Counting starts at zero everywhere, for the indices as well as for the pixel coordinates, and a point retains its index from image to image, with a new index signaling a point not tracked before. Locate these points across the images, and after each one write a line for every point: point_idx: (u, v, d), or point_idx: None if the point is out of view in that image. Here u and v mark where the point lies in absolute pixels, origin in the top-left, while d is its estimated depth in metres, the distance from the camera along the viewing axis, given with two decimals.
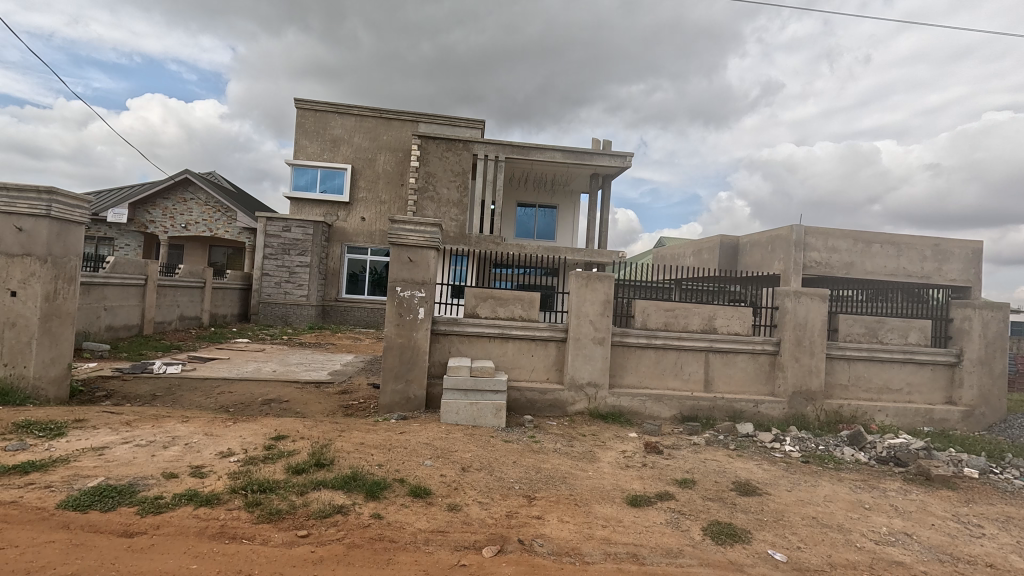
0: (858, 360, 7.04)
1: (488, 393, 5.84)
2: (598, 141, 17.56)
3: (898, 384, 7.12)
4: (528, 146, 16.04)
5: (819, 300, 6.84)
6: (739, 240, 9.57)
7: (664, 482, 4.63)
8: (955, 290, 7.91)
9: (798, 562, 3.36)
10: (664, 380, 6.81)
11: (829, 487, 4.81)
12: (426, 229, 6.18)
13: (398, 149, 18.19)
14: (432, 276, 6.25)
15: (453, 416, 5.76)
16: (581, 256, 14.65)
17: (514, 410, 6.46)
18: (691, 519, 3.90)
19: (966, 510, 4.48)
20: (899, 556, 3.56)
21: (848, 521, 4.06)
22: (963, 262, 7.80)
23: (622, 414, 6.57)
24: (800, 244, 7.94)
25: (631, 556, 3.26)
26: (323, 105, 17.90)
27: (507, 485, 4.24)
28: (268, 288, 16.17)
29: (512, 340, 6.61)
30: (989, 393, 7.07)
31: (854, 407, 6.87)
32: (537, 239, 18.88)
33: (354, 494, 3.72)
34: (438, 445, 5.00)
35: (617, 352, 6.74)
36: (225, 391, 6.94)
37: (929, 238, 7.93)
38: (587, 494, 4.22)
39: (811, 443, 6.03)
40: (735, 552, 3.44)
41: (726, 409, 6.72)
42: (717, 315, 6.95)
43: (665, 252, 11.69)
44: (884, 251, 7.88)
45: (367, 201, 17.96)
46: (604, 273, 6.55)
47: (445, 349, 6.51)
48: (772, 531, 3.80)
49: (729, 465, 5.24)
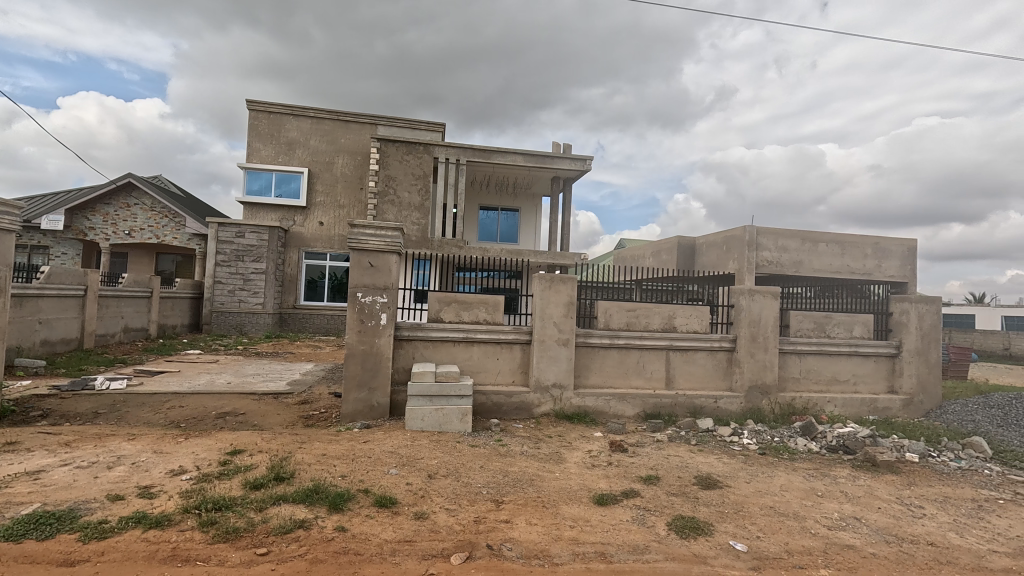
0: (809, 353, 7.38)
1: (454, 398, 5.80)
2: (558, 145, 17.52)
3: (846, 375, 7.50)
4: (489, 150, 16.02)
5: (771, 298, 7.12)
6: (696, 241, 9.77)
7: (630, 480, 4.71)
8: (893, 285, 8.33)
9: (758, 552, 3.48)
10: (628, 379, 6.93)
11: (784, 477, 5.00)
12: (387, 234, 6.09)
13: (357, 152, 17.83)
14: (394, 281, 6.16)
15: (419, 422, 5.68)
16: (545, 258, 14.76)
17: (479, 414, 6.45)
18: (656, 515, 3.97)
19: (908, 493, 4.75)
20: (850, 539, 3.74)
21: (802, 509, 4.24)
22: (900, 259, 8.16)
23: (587, 414, 6.65)
24: (753, 243, 8.08)
25: (599, 555, 3.29)
26: (278, 107, 17.38)
27: (475, 490, 4.20)
28: (220, 296, 15.56)
29: (478, 344, 6.56)
30: (926, 382, 7.55)
31: (805, 399, 7.20)
32: (500, 241, 18.89)
33: (317, 507, 3.61)
34: (404, 452, 4.92)
35: (582, 353, 6.83)
36: (175, 406, 6.61)
37: (871, 236, 8.22)
38: (554, 495, 4.24)
39: (768, 435, 6.27)
40: (699, 545, 3.52)
41: (687, 406, 6.91)
42: (676, 314, 7.12)
43: (625, 253, 11.90)
44: (830, 250, 8.16)
45: (325, 205, 17.50)
46: (567, 275, 6.61)
47: (409, 355, 6.40)
48: (733, 522, 3.92)
49: (691, 460, 5.37)
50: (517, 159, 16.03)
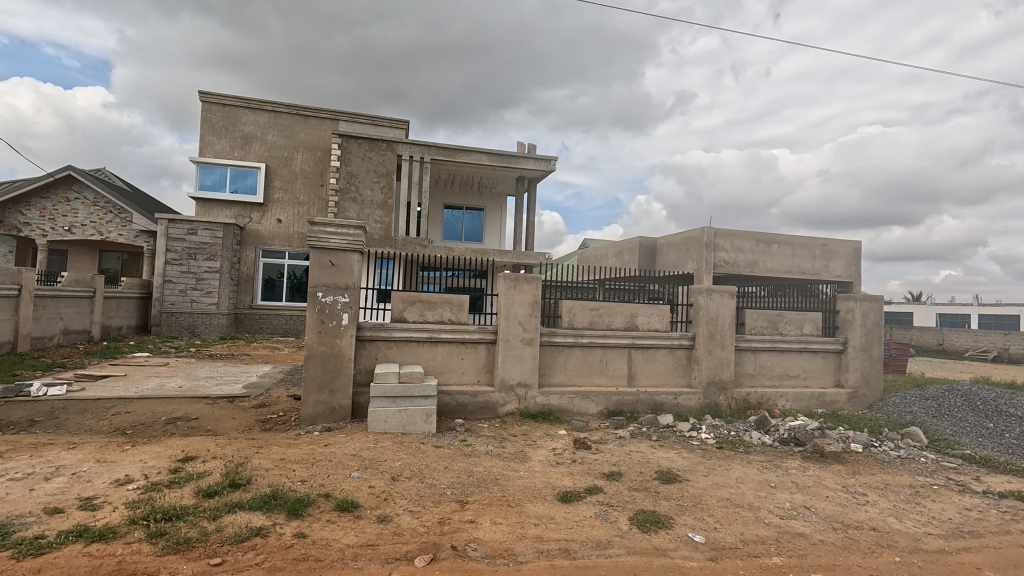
0: (762, 350, 7.68)
1: (418, 398, 5.73)
2: (522, 145, 17.58)
3: (796, 371, 7.84)
4: (453, 148, 15.92)
5: (728, 296, 7.37)
6: (657, 242, 9.98)
7: (593, 476, 4.78)
8: (840, 284, 8.75)
9: (715, 542, 3.60)
10: (591, 377, 7.04)
11: (740, 469, 5.19)
12: (349, 232, 5.96)
13: (317, 148, 17.34)
14: (356, 280, 6.04)
15: (382, 424, 5.59)
16: (510, 258, 14.79)
17: (444, 414, 6.40)
18: (618, 511, 4.04)
19: (853, 481, 5.02)
20: (800, 527, 3.92)
21: (756, 500, 4.41)
22: (846, 260, 8.58)
23: (551, 412, 6.70)
24: (711, 244, 8.28)
25: (563, 551, 3.33)
26: (233, 99, 16.75)
27: (439, 491, 4.17)
28: (171, 296, 14.86)
29: (442, 343, 6.51)
30: (869, 375, 7.99)
31: (759, 394, 7.49)
32: (465, 240, 18.79)
33: (275, 514, 3.50)
34: (366, 455, 4.83)
35: (546, 352, 6.88)
36: (121, 412, 6.27)
37: (819, 238, 8.62)
38: (519, 494, 4.26)
39: (724, 430, 6.49)
40: (660, 538, 3.61)
41: (648, 402, 7.07)
42: (638, 313, 7.27)
43: (589, 253, 12.04)
44: (782, 251, 8.48)
45: (283, 202, 16.95)
46: (532, 274, 6.64)
47: (371, 355, 6.29)
48: (692, 514, 4.04)
49: (652, 456, 5.50)
50: (482, 158, 15.99)
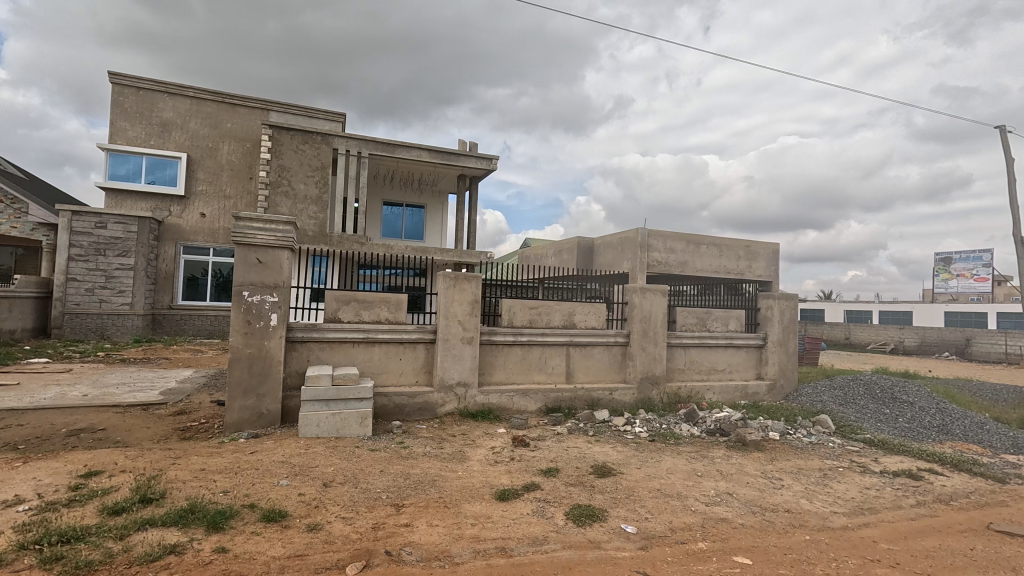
0: (692, 346, 8.08)
1: (353, 401, 5.55)
2: (464, 142, 17.46)
3: (722, 365, 8.31)
4: (392, 144, 15.55)
5: (660, 295, 7.69)
6: (594, 242, 10.20)
7: (531, 474, 4.83)
8: (761, 283, 9.32)
9: (646, 532, 3.74)
10: (530, 375, 7.11)
11: (670, 460, 5.43)
12: (278, 228, 5.67)
13: (245, 139, 16.31)
14: (286, 279, 5.76)
15: (314, 429, 5.37)
16: (451, 256, 14.66)
17: (380, 417, 6.23)
18: (555, 506, 4.11)
19: (771, 467, 5.38)
20: (723, 513, 4.15)
21: (684, 489, 4.63)
22: (767, 260, 9.14)
23: (491, 411, 6.71)
24: (644, 245, 8.57)
25: (499, 550, 3.34)
26: (148, 83, 15.51)
27: (374, 495, 4.06)
28: (76, 295, 13.54)
29: (379, 344, 6.34)
30: (786, 368, 8.61)
31: (689, 388, 7.87)
32: (405, 238, 18.43)
33: (192, 529, 3.26)
34: (296, 462, 4.62)
35: (485, 351, 6.88)
36: (12, 425, 5.63)
37: (743, 240, 9.13)
38: (456, 494, 4.23)
39: (656, 423, 6.76)
40: (594, 531, 3.71)
41: (585, 398, 7.24)
42: (576, 311, 7.42)
43: (529, 253, 12.14)
44: (709, 252, 8.91)
45: (207, 195, 15.86)
46: (471, 273, 6.61)
47: (303, 357, 6.03)
48: (625, 506, 4.18)
49: (588, 450, 5.64)
50: (422, 154, 15.74)
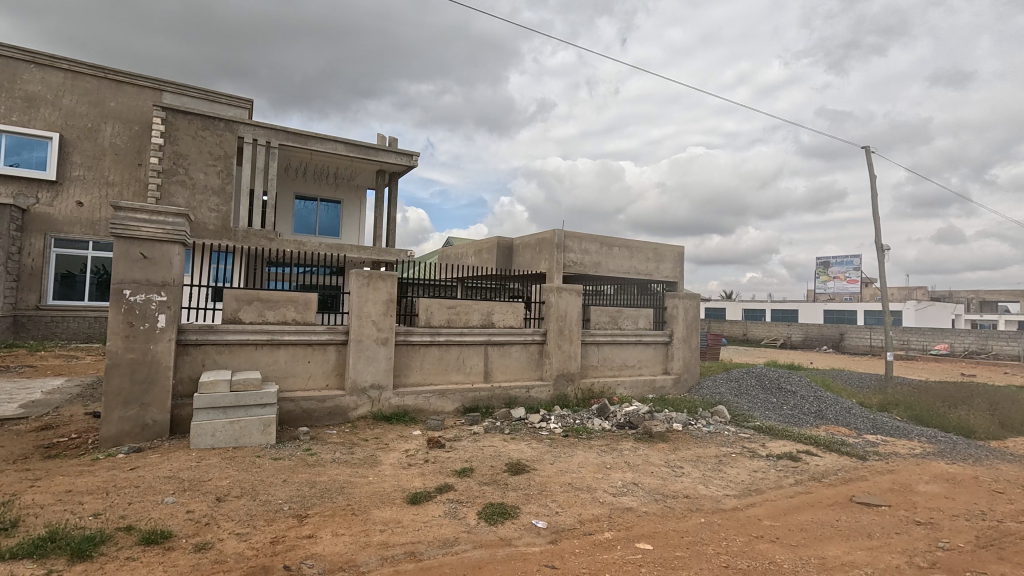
0: (605, 343, 8.42)
1: (254, 408, 5.18)
2: (383, 137, 16.95)
3: (632, 361, 8.74)
4: (305, 135, 14.74)
5: (575, 294, 7.93)
6: (513, 241, 10.28)
7: (444, 475, 4.78)
8: (668, 284, 9.89)
9: (555, 526, 3.83)
10: (448, 375, 7.04)
11: (582, 455, 5.61)
12: (167, 220, 5.16)
13: (133, 120, 14.63)
14: (176, 277, 5.26)
15: (208, 439, 4.94)
16: (368, 254, 14.17)
17: (286, 423, 5.87)
18: (468, 507, 4.09)
19: (673, 456, 5.73)
20: (629, 502, 4.36)
21: (594, 481, 4.80)
22: (673, 262, 9.71)
23: (406, 413, 6.56)
24: (561, 245, 8.78)
25: (408, 555, 3.26)
26: (10, 50, 13.53)
27: (274, 508, 3.81)
28: None
29: (285, 346, 5.98)
30: (689, 363, 9.23)
31: (602, 384, 8.19)
32: (319, 234, 17.55)
33: (51, 559, 2.87)
34: (185, 476, 4.22)
35: (401, 351, 6.71)
36: None
37: (652, 242, 9.62)
38: (365, 501, 4.08)
39: (570, 418, 6.97)
40: (505, 529, 3.73)
41: (502, 397, 7.29)
42: (494, 311, 7.45)
43: (449, 252, 12.02)
44: (622, 253, 9.30)
45: (86, 181, 14.09)
46: (387, 272, 6.42)
47: (197, 362, 5.54)
48: (537, 502, 4.26)
49: (504, 449, 5.69)
50: (338, 148, 15.07)
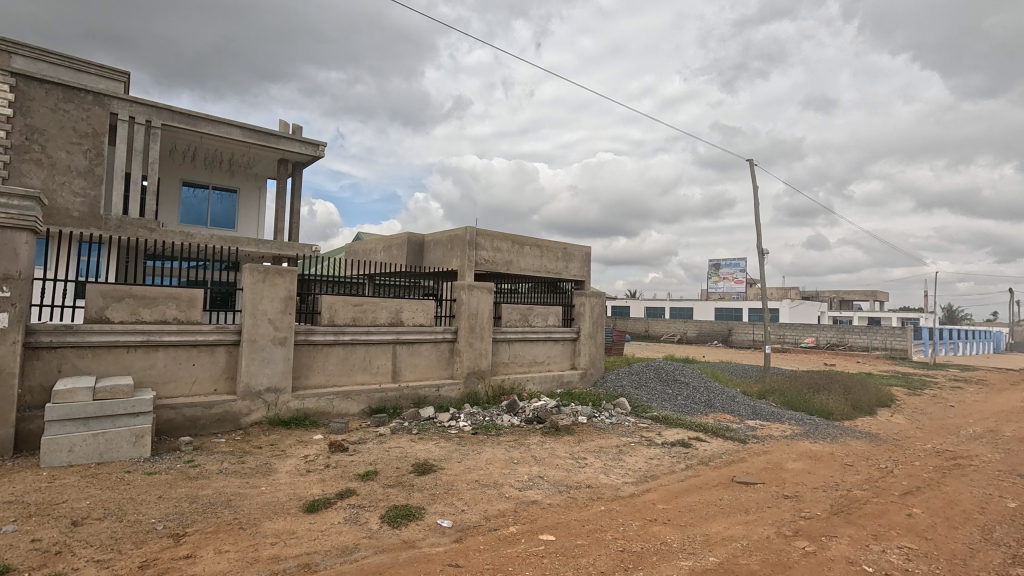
0: (515, 340, 8.54)
1: (124, 418, 4.60)
2: (285, 123, 15.87)
3: (541, 357, 8.96)
4: (194, 116, 13.39)
5: (486, 292, 7.95)
6: (424, 238, 10.09)
7: (346, 480, 4.57)
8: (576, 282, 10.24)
9: (461, 524, 3.81)
10: (353, 376, 6.75)
11: (489, 451, 5.64)
12: (10, 203, 4.41)
13: None
14: (24, 269, 4.53)
15: (64, 456, 4.34)
16: (268, 248, 13.21)
17: (165, 433, 5.30)
18: (370, 511, 3.94)
19: (578, 448, 5.95)
20: (534, 496, 4.45)
21: (500, 477, 4.84)
22: (581, 261, 10.06)
23: (307, 417, 6.19)
24: (473, 243, 8.76)
25: (302, 567, 3.07)
26: None
27: (146, 528, 3.41)
28: None
29: (164, 348, 5.39)
30: (594, 358, 9.64)
31: (512, 380, 8.31)
32: (212, 225, 16.07)
33: None
34: (31, 500, 3.64)
35: (301, 352, 6.32)
36: None
37: (561, 242, 9.89)
38: (256, 513, 3.78)
39: (480, 416, 6.99)
40: (409, 531, 3.64)
41: (411, 396, 7.13)
42: (403, 308, 7.26)
43: (358, 248, 11.55)
44: (532, 252, 9.48)
45: None
46: (285, 267, 6.01)
47: (52, 367, 4.82)
48: (443, 501, 4.21)
49: (410, 449, 5.57)
50: (234, 132, 13.87)
